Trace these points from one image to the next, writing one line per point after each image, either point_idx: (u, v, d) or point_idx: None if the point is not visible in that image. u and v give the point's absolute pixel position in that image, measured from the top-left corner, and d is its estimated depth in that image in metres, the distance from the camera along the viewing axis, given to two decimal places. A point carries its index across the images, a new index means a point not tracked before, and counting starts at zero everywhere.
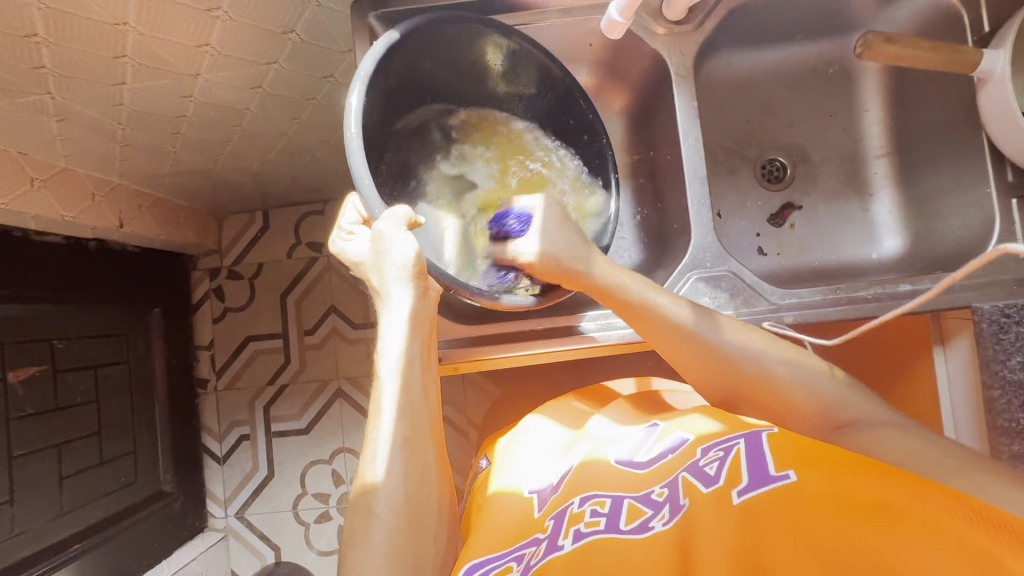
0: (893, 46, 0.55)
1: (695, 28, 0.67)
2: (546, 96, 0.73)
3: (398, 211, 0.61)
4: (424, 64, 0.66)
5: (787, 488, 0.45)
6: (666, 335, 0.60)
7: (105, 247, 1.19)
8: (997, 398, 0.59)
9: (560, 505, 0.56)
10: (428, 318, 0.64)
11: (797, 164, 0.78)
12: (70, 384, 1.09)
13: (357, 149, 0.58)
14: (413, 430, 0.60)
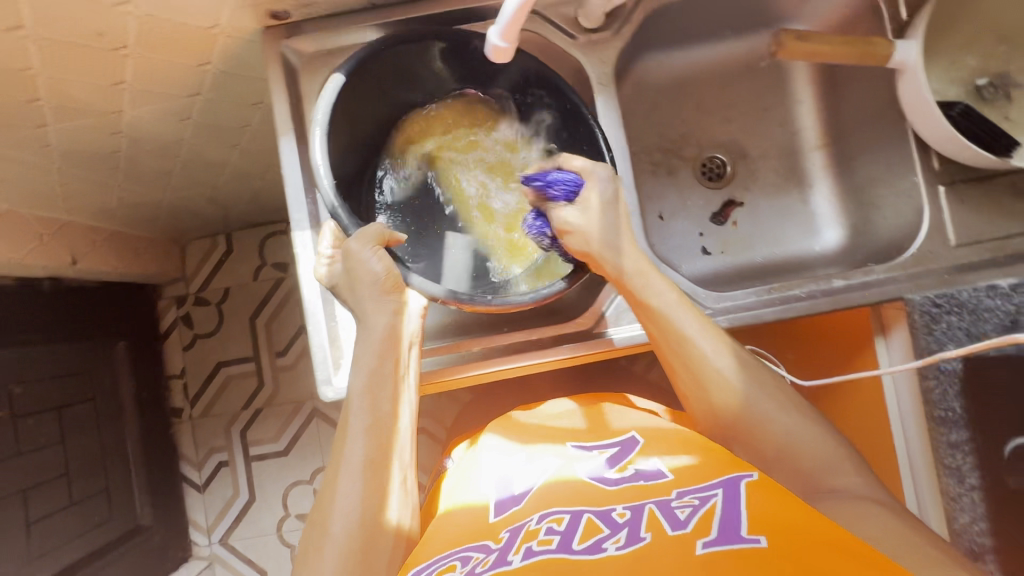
0: (806, 44, 0.55)
1: (614, 34, 0.63)
2: (525, 86, 0.65)
3: (370, 231, 0.58)
4: (386, 86, 0.64)
5: (753, 551, 0.42)
6: (669, 343, 0.59)
7: (60, 285, 1.16)
8: (933, 391, 0.58)
9: (518, 520, 0.55)
10: (407, 336, 0.58)
11: (736, 160, 0.78)
12: (33, 428, 1.07)
13: (321, 183, 0.58)
14: (382, 451, 0.56)
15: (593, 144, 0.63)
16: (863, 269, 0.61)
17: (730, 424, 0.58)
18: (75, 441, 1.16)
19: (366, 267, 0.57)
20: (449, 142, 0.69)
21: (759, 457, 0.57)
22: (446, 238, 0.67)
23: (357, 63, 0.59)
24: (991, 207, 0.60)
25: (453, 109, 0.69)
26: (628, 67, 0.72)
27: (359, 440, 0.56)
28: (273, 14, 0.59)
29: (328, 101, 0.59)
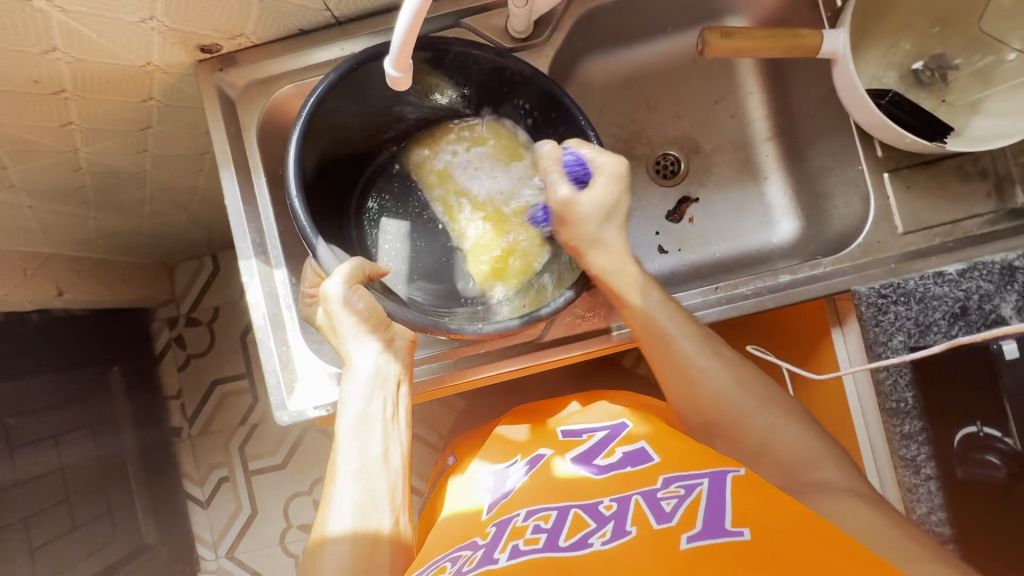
0: (731, 40, 0.55)
1: (544, 41, 0.63)
2: (527, 100, 0.63)
3: (351, 265, 0.57)
4: (371, 101, 0.62)
5: (733, 546, 0.42)
6: (649, 340, 0.59)
7: (48, 314, 1.17)
8: (884, 380, 0.57)
9: (506, 514, 0.55)
10: (394, 374, 0.57)
11: (690, 156, 0.77)
12: (31, 457, 1.10)
13: (296, 204, 0.54)
14: (371, 492, 0.53)
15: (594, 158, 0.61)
16: (811, 263, 0.60)
17: (713, 419, 0.57)
18: (76, 467, 1.19)
19: (349, 306, 0.55)
20: (441, 158, 0.68)
21: (741, 450, 0.55)
22: (413, 239, 0.67)
23: (341, 78, 0.55)
24: (938, 191, 0.60)
25: (449, 125, 0.68)
26: (570, 71, 0.71)
27: (350, 485, 0.53)
28: (203, 47, 0.60)
29: (303, 120, 0.55)
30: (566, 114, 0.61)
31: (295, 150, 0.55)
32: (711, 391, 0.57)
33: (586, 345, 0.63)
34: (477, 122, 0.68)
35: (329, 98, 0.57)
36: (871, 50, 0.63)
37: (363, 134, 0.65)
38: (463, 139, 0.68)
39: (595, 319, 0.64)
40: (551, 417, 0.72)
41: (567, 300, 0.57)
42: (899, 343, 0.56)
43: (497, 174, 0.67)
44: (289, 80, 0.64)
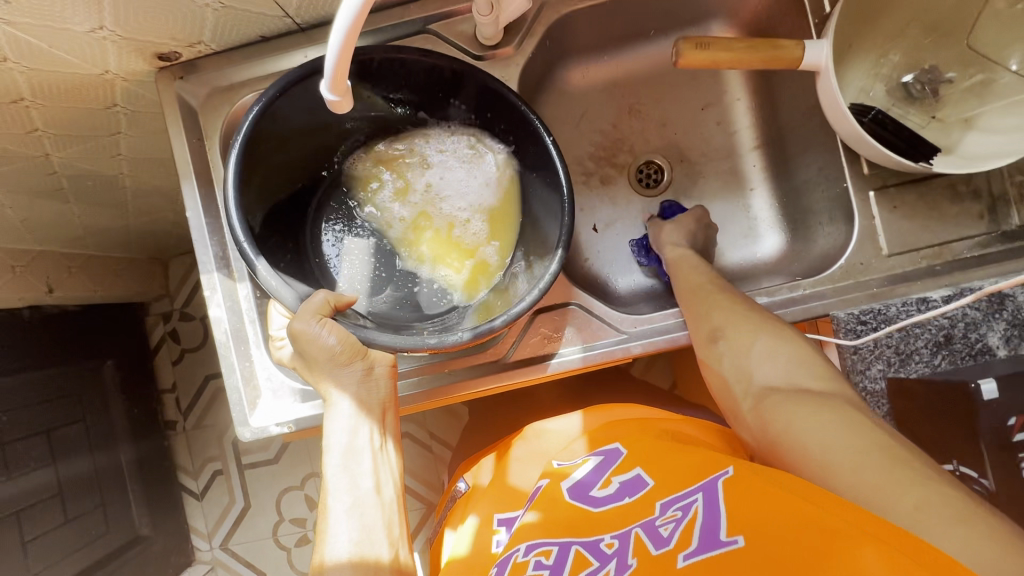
0: (706, 51, 0.52)
1: (516, 49, 0.61)
2: (462, 99, 0.61)
3: (317, 298, 0.55)
4: (312, 122, 0.60)
5: (730, 555, 0.42)
6: (698, 292, 0.61)
7: (41, 312, 1.17)
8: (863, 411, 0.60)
9: (508, 549, 0.55)
10: (377, 405, 0.57)
11: (673, 165, 0.74)
12: (22, 453, 1.11)
13: (241, 236, 0.52)
14: (367, 522, 0.53)
15: (542, 145, 0.58)
16: (789, 285, 0.58)
17: (721, 329, 0.57)
18: (69, 461, 1.20)
19: (319, 341, 0.53)
20: (391, 172, 0.66)
21: (746, 354, 0.55)
22: (379, 254, 0.66)
23: (277, 96, 0.54)
24: (926, 212, 0.56)
25: (390, 136, 0.66)
26: (546, 78, 0.69)
27: (343, 524, 0.53)
28: (160, 56, 0.58)
29: (240, 143, 0.54)
30: (506, 105, 0.58)
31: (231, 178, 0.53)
32: (725, 306, 0.58)
33: (551, 365, 0.61)
34: (418, 129, 0.65)
35: (271, 115, 0.55)
36: (860, 59, 0.60)
37: (310, 152, 0.63)
38: (407, 148, 0.66)
39: (562, 339, 0.62)
40: (539, 442, 0.71)
41: (541, 292, 0.54)
42: (878, 372, 0.58)
43: (452, 174, 0.65)
44: (251, 88, 0.63)
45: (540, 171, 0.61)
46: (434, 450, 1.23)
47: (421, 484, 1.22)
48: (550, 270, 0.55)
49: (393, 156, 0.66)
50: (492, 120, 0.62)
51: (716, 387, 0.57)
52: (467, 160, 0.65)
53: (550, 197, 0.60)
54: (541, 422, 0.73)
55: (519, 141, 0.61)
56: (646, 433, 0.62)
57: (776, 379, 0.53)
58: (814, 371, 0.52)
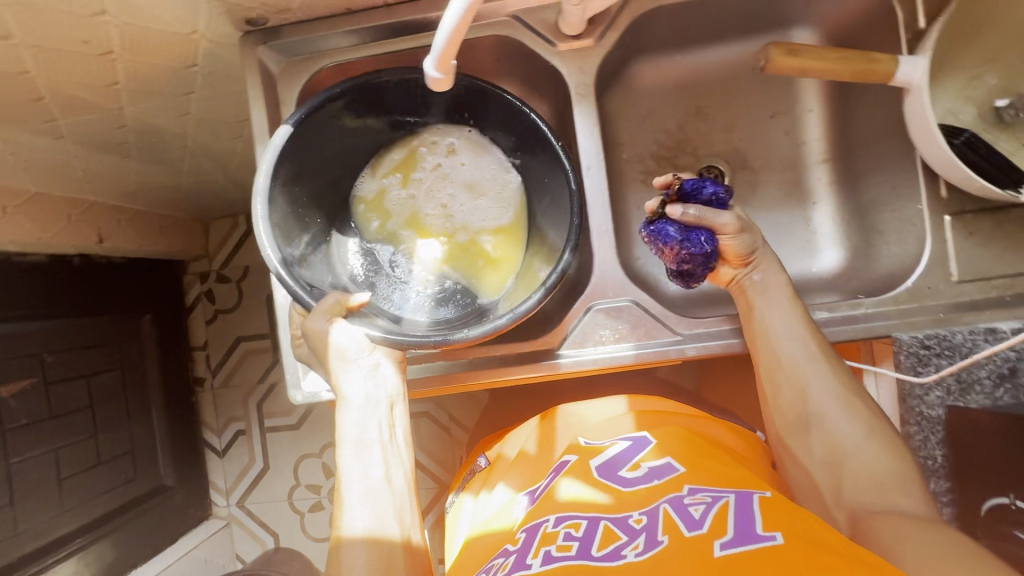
0: (797, 58, 0.51)
1: (597, 40, 0.61)
2: (455, 103, 0.67)
3: (330, 299, 0.59)
4: (334, 140, 0.66)
5: (768, 547, 0.45)
6: (779, 365, 0.59)
7: (90, 261, 1.21)
8: (915, 435, 0.65)
9: (536, 519, 0.57)
10: (385, 397, 0.60)
11: (735, 170, 0.73)
12: (63, 393, 1.16)
13: (272, 254, 0.58)
14: (378, 506, 0.56)
15: (548, 148, 0.63)
16: (851, 303, 0.58)
17: (816, 414, 0.58)
18: (104, 408, 1.24)
19: (328, 339, 0.58)
20: (394, 186, 0.70)
21: (836, 449, 0.56)
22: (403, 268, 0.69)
23: (308, 112, 0.60)
24: (1001, 241, 0.56)
25: (396, 147, 0.71)
26: (618, 73, 0.69)
27: (357, 504, 0.56)
28: (248, 20, 0.60)
29: (272, 158, 0.60)
30: (511, 114, 0.64)
31: (262, 201, 0.59)
32: (827, 388, 0.58)
33: (603, 359, 0.62)
34: (423, 138, 0.70)
35: (300, 133, 0.61)
36: (948, 82, 0.59)
37: (336, 169, 0.68)
38: (411, 158, 0.70)
39: (615, 334, 0.62)
40: (564, 426, 0.73)
41: (548, 291, 0.57)
42: (936, 399, 0.64)
43: (464, 183, 0.70)
44: (329, 59, 0.66)
45: (545, 167, 0.65)
46: (453, 432, 1.25)
47: (439, 465, 1.25)
48: (557, 268, 0.57)
49: (404, 172, 0.71)
50: (503, 127, 0.67)
51: (798, 484, 0.58)
52: (473, 168, 0.70)
53: (555, 192, 0.64)
54: (569, 405, 0.75)
55: (530, 146, 0.66)
56: (678, 431, 0.65)
57: (869, 498, 0.53)
58: (910, 491, 0.52)
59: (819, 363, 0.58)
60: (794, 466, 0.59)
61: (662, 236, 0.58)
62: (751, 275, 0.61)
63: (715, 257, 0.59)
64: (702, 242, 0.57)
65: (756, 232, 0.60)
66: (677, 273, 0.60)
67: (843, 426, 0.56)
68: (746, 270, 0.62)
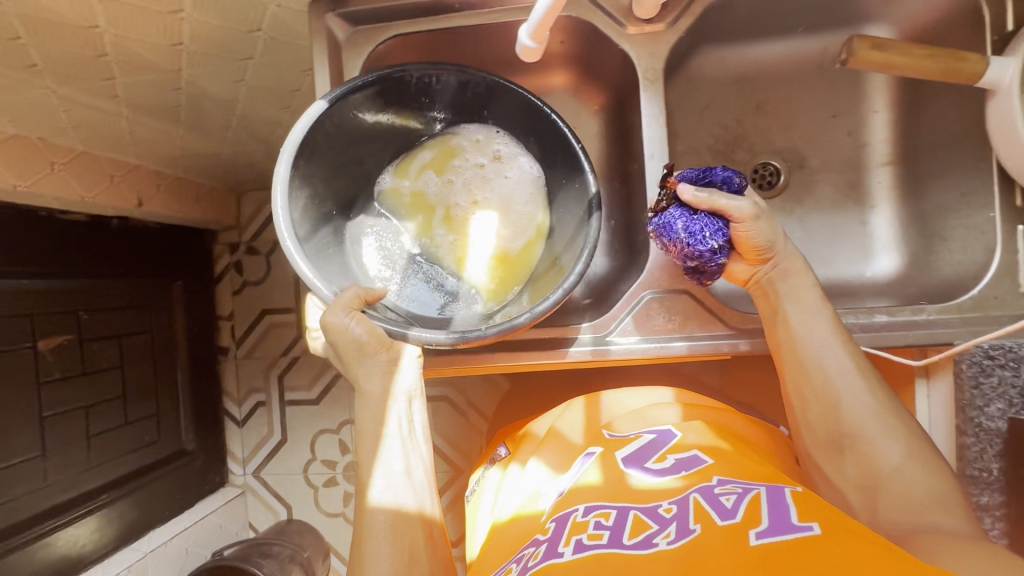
0: (882, 54, 0.53)
1: (669, 25, 0.64)
2: (480, 102, 0.69)
3: (348, 293, 0.59)
4: (358, 132, 0.67)
5: (806, 537, 0.45)
6: (795, 375, 0.61)
7: (127, 225, 1.13)
8: (971, 446, 0.67)
9: (566, 509, 0.57)
10: (406, 393, 0.63)
11: (792, 169, 0.73)
12: (96, 352, 1.08)
13: (290, 242, 0.59)
14: (399, 498, 0.60)
15: (569, 151, 0.66)
16: (913, 309, 0.61)
17: (849, 435, 0.57)
18: (134, 369, 1.16)
19: (348, 334, 0.59)
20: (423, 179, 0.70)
21: (872, 472, 0.55)
22: (423, 264, 0.69)
23: (337, 101, 0.62)
24: None
25: (422, 145, 0.72)
26: (682, 62, 0.69)
27: (380, 499, 0.60)
28: None
29: (295, 143, 0.61)
30: (534, 114, 0.66)
31: (282, 189, 0.60)
32: (836, 400, 0.58)
33: (658, 349, 0.65)
34: (449, 137, 0.71)
35: (323, 123, 0.62)
36: None
37: (360, 162, 0.69)
38: (438, 156, 0.71)
39: (669, 326, 0.66)
40: (597, 417, 0.73)
41: (567, 292, 0.59)
42: (997, 411, 0.64)
43: (486, 181, 0.70)
44: (393, 30, 0.69)
45: (564, 168, 0.68)
46: (470, 417, 1.20)
47: (453, 448, 1.21)
48: (576, 270, 0.60)
49: (427, 166, 0.71)
50: (526, 125, 0.69)
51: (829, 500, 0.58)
52: (493, 168, 0.70)
53: (573, 192, 0.67)
54: (602, 396, 0.75)
55: (552, 149, 0.68)
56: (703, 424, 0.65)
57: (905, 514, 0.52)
58: (951, 510, 0.51)
59: (851, 376, 0.58)
60: (826, 487, 0.59)
61: (667, 231, 0.58)
62: (771, 272, 0.61)
63: (724, 252, 0.58)
64: (702, 238, 0.56)
65: (775, 226, 0.60)
66: (688, 269, 0.60)
67: (878, 444, 0.56)
68: (765, 267, 0.62)
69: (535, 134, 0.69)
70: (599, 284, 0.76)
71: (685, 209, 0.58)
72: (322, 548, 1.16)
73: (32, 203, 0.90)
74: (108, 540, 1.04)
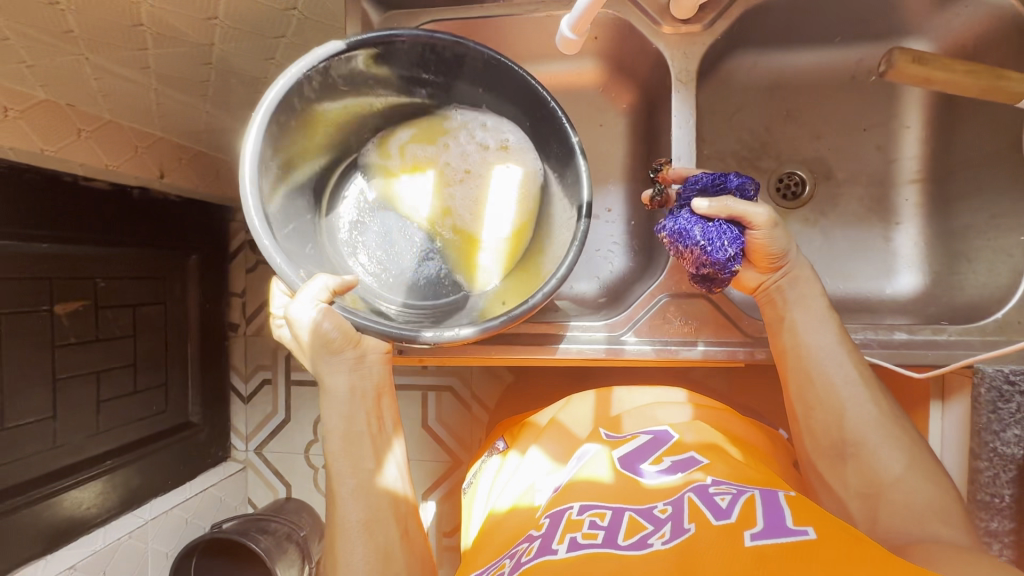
0: (923, 68, 0.52)
1: (704, 27, 0.65)
2: (473, 79, 0.66)
3: (317, 284, 0.57)
4: (341, 97, 0.64)
5: (803, 540, 0.45)
6: (789, 376, 0.61)
7: (149, 196, 1.10)
8: (984, 471, 0.66)
9: (559, 505, 0.56)
10: (373, 388, 0.62)
11: (818, 180, 0.74)
12: (110, 319, 1.07)
13: (254, 212, 0.56)
14: (370, 494, 0.61)
15: (564, 142, 0.64)
16: (934, 328, 0.62)
17: (852, 443, 0.57)
18: (145, 339, 1.15)
19: (317, 328, 0.57)
20: (407, 154, 0.69)
21: (874, 480, 0.55)
22: (396, 246, 0.69)
23: (320, 63, 0.59)
24: None
25: (403, 122, 0.71)
26: (715, 65, 0.69)
27: (351, 502, 0.60)
28: None
29: (270, 105, 0.58)
30: (533, 98, 0.64)
31: (250, 161, 0.57)
32: (837, 408, 0.58)
33: (674, 352, 0.66)
34: (433, 114, 0.70)
35: (302, 84, 0.59)
36: None
37: (340, 130, 0.68)
38: (420, 134, 0.70)
39: (687, 330, 0.66)
40: (602, 413, 0.72)
41: (547, 294, 0.58)
42: (1013, 437, 0.65)
43: (471, 164, 0.69)
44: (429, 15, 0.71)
45: (558, 164, 0.67)
46: (473, 409, 1.15)
47: (454, 439, 1.16)
48: (557, 274, 0.59)
49: (412, 144, 0.70)
50: (521, 108, 0.67)
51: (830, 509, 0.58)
52: (479, 147, 0.69)
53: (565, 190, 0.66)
54: (606, 394, 0.75)
55: (546, 137, 0.67)
56: (708, 427, 0.64)
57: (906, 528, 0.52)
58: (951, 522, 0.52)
59: (855, 386, 0.58)
60: (827, 497, 0.58)
61: (682, 237, 0.55)
62: (780, 280, 0.61)
63: (738, 259, 0.55)
64: (718, 243, 0.54)
65: (789, 238, 0.58)
66: (698, 277, 0.57)
67: (881, 454, 0.56)
68: (775, 275, 0.61)
69: (528, 119, 0.67)
70: (615, 283, 0.76)
71: (701, 216, 0.55)
72: (318, 528, 1.17)
73: (57, 167, 0.90)
74: (109, 505, 1.05)
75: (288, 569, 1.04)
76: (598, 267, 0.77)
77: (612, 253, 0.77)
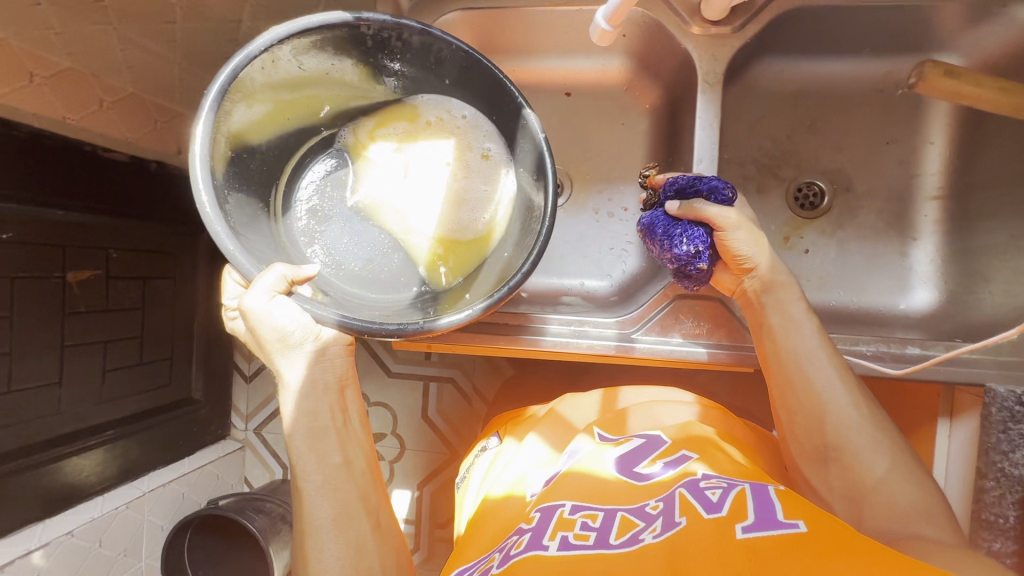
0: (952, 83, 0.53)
1: (734, 30, 0.65)
2: (442, 69, 0.65)
3: (272, 275, 0.56)
4: (306, 78, 0.62)
5: (794, 534, 0.45)
6: (771, 376, 0.61)
7: (165, 170, 1.10)
8: (990, 491, 0.66)
9: (551, 501, 0.56)
10: (337, 380, 0.63)
11: (837, 192, 0.74)
12: (120, 291, 1.07)
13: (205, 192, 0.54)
14: (336, 489, 0.61)
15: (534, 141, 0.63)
16: (947, 344, 0.63)
17: (834, 446, 0.57)
18: (154, 316, 1.15)
19: (269, 321, 0.58)
20: (379, 142, 0.70)
21: (856, 483, 0.55)
22: (353, 234, 0.69)
23: (283, 41, 0.56)
24: None
25: (371, 111, 0.71)
26: (741, 70, 0.69)
27: (319, 499, 0.60)
28: None
29: (226, 80, 0.54)
30: (505, 94, 0.63)
31: (202, 144, 0.55)
32: (819, 409, 0.58)
33: (682, 352, 0.66)
34: (401, 104, 0.70)
35: (265, 62, 0.56)
36: None
37: (302, 112, 0.67)
38: (387, 120, 0.70)
39: (692, 331, 0.66)
40: (607, 407, 0.72)
41: (513, 288, 0.57)
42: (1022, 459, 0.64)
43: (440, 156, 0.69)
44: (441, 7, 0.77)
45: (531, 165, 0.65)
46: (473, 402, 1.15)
47: (450, 428, 1.16)
48: (521, 268, 0.58)
49: (384, 134, 0.70)
50: (490, 102, 0.66)
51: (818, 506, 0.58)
52: (446, 141, 0.69)
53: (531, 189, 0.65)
54: (607, 394, 0.74)
55: (510, 129, 0.66)
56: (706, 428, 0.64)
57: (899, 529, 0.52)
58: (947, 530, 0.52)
59: (836, 387, 0.58)
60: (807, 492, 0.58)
61: (653, 233, 0.59)
62: (757, 285, 0.61)
63: (705, 257, 0.57)
64: (678, 240, 0.57)
65: (762, 240, 0.59)
66: (676, 274, 0.60)
67: (865, 457, 0.55)
68: (751, 280, 0.61)
69: (496, 113, 0.66)
70: (627, 284, 0.75)
71: (672, 216, 0.59)
72: None
73: (78, 135, 0.90)
74: (109, 475, 1.05)
75: (282, 549, 1.04)
76: (610, 266, 0.77)
77: (626, 253, 0.77)
